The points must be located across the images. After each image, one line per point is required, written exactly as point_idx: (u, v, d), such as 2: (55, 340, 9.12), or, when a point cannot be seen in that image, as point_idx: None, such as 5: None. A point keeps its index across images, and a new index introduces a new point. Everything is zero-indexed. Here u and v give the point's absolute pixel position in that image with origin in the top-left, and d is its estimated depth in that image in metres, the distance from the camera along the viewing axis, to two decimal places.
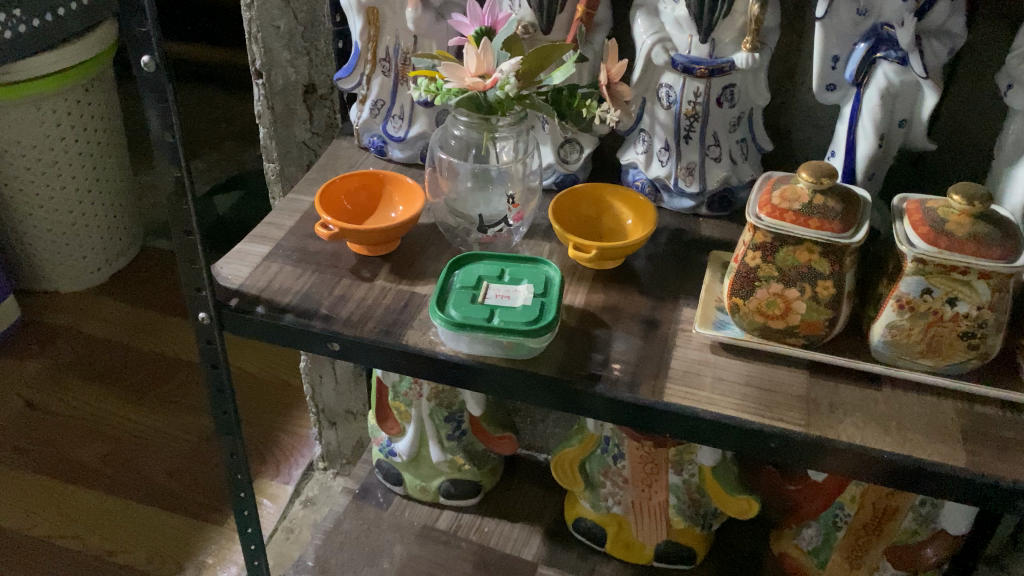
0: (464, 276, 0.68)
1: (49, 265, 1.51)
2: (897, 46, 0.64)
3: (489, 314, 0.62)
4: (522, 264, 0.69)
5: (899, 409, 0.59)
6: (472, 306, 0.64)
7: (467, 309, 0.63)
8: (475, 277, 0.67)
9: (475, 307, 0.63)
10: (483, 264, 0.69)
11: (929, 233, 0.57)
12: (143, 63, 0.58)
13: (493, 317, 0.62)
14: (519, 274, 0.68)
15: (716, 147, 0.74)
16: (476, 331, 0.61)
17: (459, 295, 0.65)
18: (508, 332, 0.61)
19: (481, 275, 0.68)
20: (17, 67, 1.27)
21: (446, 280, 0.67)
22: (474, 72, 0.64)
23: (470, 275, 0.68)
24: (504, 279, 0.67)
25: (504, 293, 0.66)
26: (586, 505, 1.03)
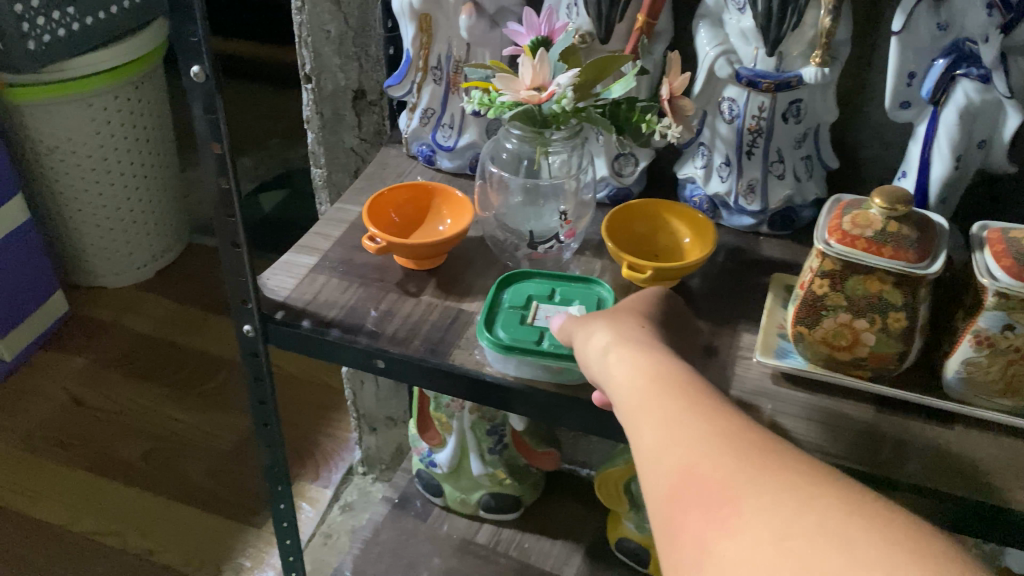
0: (514, 294, 0.66)
1: (96, 261, 1.52)
2: (979, 63, 0.61)
3: (538, 338, 0.61)
4: (574, 284, 0.68)
5: (974, 450, 0.56)
6: (521, 327, 0.62)
7: (515, 330, 0.62)
8: (525, 296, 0.66)
9: (524, 329, 0.62)
10: (533, 282, 0.67)
11: (1013, 265, 0.53)
12: (193, 73, 0.57)
13: (543, 341, 0.61)
14: (571, 295, 0.66)
15: (780, 164, 0.71)
16: (526, 355, 0.60)
17: (508, 316, 0.63)
18: (560, 357, 0.59)
19: (532, 294, 0.66)
20: (70, 64, 1.27)
21: (495, 298, 0.66)
22: (529, 84, 0.61)
23: (520, 294, 0.66)
24: (555, 299, 0.66)
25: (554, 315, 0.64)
26: (629, 525, 1.00)
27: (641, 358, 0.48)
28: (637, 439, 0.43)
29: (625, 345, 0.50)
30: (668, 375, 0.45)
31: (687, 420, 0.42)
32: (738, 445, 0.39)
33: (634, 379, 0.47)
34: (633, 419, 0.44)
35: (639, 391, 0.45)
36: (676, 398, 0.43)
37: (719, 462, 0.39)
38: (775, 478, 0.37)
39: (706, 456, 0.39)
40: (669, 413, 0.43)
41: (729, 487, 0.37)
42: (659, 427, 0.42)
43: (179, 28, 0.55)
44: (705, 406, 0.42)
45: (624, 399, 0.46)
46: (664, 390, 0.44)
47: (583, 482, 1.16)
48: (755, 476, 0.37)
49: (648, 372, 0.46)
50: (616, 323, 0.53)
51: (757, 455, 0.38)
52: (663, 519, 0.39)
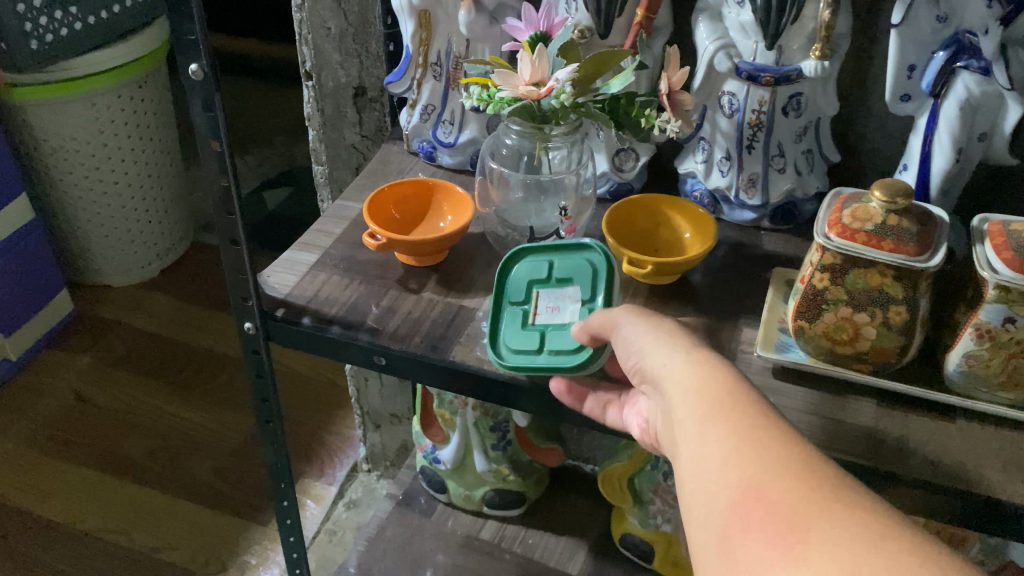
0: (512, 288, 0.66)
1: (101, 260, 1.52)
2: (979, 55, 0.60)
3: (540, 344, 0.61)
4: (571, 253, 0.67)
5: (975, 444, 0.55)
6: (523, 333, 0.62)
7: (517, 338, 0.62)
8: (522, 287, 0.66)
9: (526, 335, 0.62)
10: (528, 263, 0.67)
11: (1014, 258, 0.53)
12: (191, 71, 0.57)
13: (544, 347, 0.61)
14: (567, 272, 0.66)
15: (780, 158, 0.70)
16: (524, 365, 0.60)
17: (508, 319, 0.63)
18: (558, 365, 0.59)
19: (530, 285, 0.66)
20: (73, 63, 1.28)
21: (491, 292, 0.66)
22: (528, 80, 0.61)
23: (517, 286, 0.66)
24: (551, 281, 0.65)
25: (553, 308, 0.64)
26: (633, 521, 1.00)
27: (696, 365, 0.47)
28: (693, 451, 0.43)
29: (680, 346, 0.49)
30: (727, 384, 0.44)
31: (750, 439, 0.41)
32: (802, 469, 0.39)
33: (689, 387, 0.46)
34: (689, 431, 0.44)
35: (696, 401, 0.45)
36: (735, 413, 0.42)
37: (783, 486, 0.38)
38: (839, 506, 0.36)
39: (772, 480, 0.39)
40: (730, 429, 0.42)
41: (794, 513, 0.37)
42: (719, 442, 0.42)
43: (177, 26, 0.55)
44: (767, 424, 0.42)
45: (679, 407, 0.45)
46: (720, 403, 0.44)
47: (587, 477, 1.16)
48: (820, 502, 0.37)
49: (705, 379, 0.45)
50: (667, 320, 0.52)
51: (825, 484, 0.38)
52: (721, 540, 0.38)
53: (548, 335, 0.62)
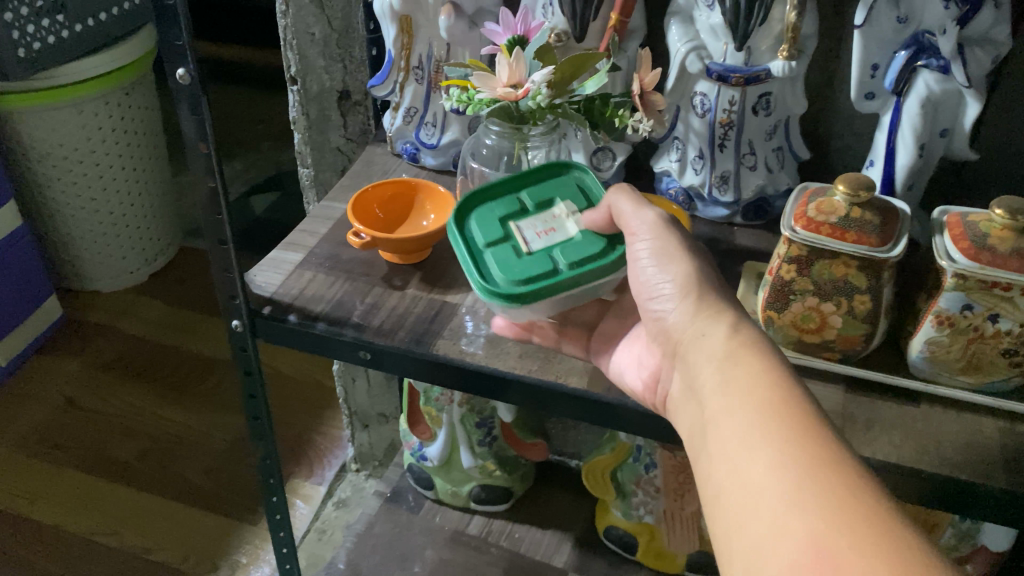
0: (482, 229, 0.62)
1: (90, 266, 1.53)
2: (938, 55, 0.63)
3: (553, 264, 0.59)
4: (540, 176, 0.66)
5: (938, 427, 0.58)
6: (522, 263, 0.60)
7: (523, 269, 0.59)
8: (498, 223, 0.63)
9: (528, 262, 0.60)
10: (498, 202, 0.64)
11: (970, 248, 0.56)
12: (179, 75, 0.59)
13: (557, 266, 0.59)
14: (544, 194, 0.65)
15: (751, 156, 0.73)
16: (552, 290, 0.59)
17: (499, 255, 0.60)
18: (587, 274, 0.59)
19: (494, 222, 0.63)
20: (62, 70, 1.29)
21: (475, 239, 0.62)
22: (506, 82, 0.63)
23: (486, 223, 0.63)
24: (529, 208, 0.64)
25: (534, 231, 0.62)
26: (617, 513, 1.02)
27: (758, 388, 0.47)
28: (739, 452, 0.45)
29: (736, 359, 0.49)
30: (791, 413, 0.44)
31: (797, 453, 0.43)
32: (849, 491, 0.40)
33: (742, 393, 0.47)
34: (739, 430, 0.46)
35: (749, 403, 0.46)
36: (789, 421, 0.44)
37: (828, 501, 0.40)
38: (885, 534, 0.38)
39: (814, 497, 0.41)
40: (781, 436, 0.44)
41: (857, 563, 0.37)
42: (767, 451, 0.44)
43: (165, 32, 0.57)
44: (818, 437, 0.43)
45: (729, 406, 0.47)
46: (784, 434, 0.44)
47: (572, 472, 1.18)
48: (863, 528, 0.38)
49: (757, 383, 0.47)
50: (714, 303, 0.53)
51: (894, 534, 0.38)
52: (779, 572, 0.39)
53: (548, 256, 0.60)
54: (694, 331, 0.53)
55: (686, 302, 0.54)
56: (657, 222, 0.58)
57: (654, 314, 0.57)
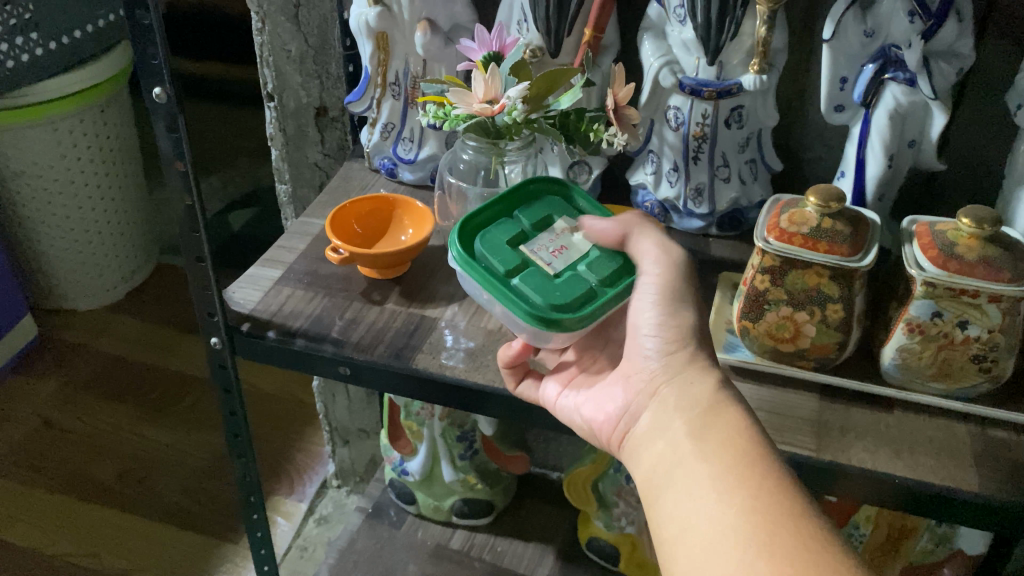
0: (499, 257, 0.60)
1: (66, 285, 1.52)
2: (905, 68, 0.64)
3: (588, 283, 0.59)
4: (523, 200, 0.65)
5: (911, 432, 0.59)
6: (558, 286, 0.58)
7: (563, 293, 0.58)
8: (509, 252, 0.60)
9: (564, 285, 0.59)
10: (497, 231, 0.62)
11: (938, 256, 0.58)
12: (155, 94, 0.59)
13: (591, 284, 0.59)
14: (536, 215, 0.64)
15: (725, 168, 0.74)
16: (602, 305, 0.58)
17: (532, 282, 0.59)
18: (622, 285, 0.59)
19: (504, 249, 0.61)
20: (36, 88, 1.29)
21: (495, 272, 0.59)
22: (482, 98, 0.64)
23: (498, 251, 0.60)
24: (529, 232, 0.62)
25: (549, 253, 0.61)
26: (599, 524, 1.02)
27: (729, 445, 0.48)
28: (706, 499, 0.46)
29: (710, 414, 0.50)
30: (757, 473, 0.46)
31: (764, 505, 0.44)
32: (812, 544, 0.42)
33: (715, 449, 0.48)
34: (709, 478, 0.47)
35: (723, 456, 0.48)
36: (761, 476, 0.46)
37: (793, 554, 0.41)
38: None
39: (780, 548, 0.42)
40: (752, 489, 0.45)
41: None
42: (734, 501, 0.45)
43: (140, 51, 0.58)
44: (783, 487, 0.45)
45: (703, 456, 0.48)
46: (747, 491, 0.45)
47: (553, 484, 1.18)
48: None
49: (735, 438, 0.48)
50: (705, 361, 0.54)
51: None
52: None
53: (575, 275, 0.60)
54: (680, 382, 0.53)
55: (680, 353, 0.54)
56: (671, 258, 0.57)
57: (639, 355, 0.56)
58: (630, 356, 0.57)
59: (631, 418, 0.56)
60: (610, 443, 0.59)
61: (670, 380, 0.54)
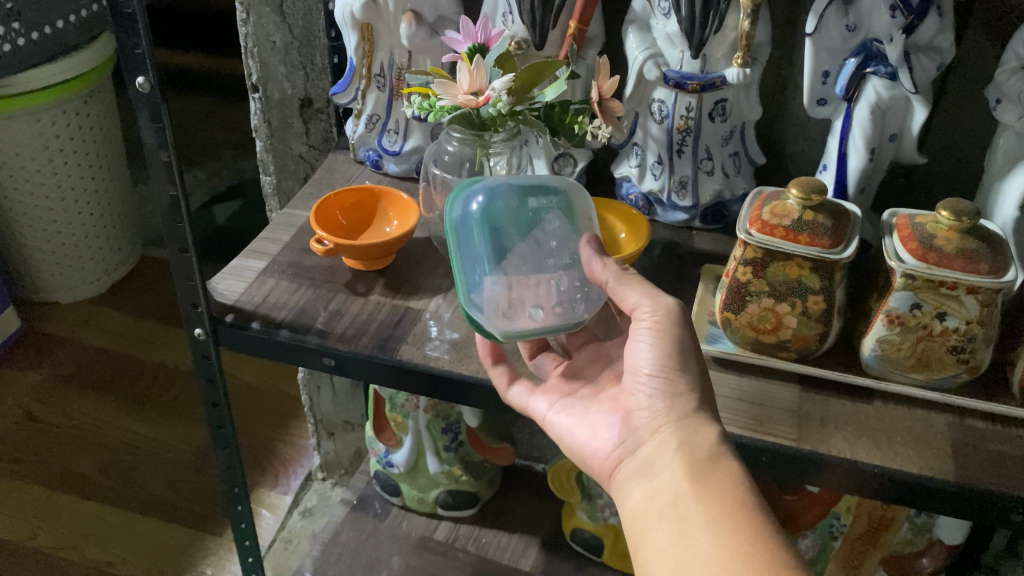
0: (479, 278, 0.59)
1: (49, 277, 1.51)
2: (886, 62, 0.65)
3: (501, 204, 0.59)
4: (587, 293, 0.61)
5: (890, 423, 0.59)
6: None
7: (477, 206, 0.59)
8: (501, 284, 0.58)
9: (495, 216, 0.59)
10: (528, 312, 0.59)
11: (918, 249, 0.58)
12: (138, 84, 0.59)
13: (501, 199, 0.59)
14: None
15: (708, 161, 0.74)
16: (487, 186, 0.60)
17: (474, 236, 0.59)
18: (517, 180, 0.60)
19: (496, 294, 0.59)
20: (16, 80, 1.27)
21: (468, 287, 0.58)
22: (467, 89, 0.63)
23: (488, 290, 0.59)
24: None
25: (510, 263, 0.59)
26: (583, 516, 1.04)
27: (722, 499, 0.49)
28: (700, 543, 0.47)
29: (703, 463, 0.51)
30: (752, 530, 0.47)
31: (758, 554, 0.45)
32: None
33: (710, 498, 0.49)
34: (704, 523, 0.48)
35: (720, 503, 0.49)
36: (756, 530, 0.47)
37: None
38: None
39: None
40: (747, 540, 0.46)
41: None
42: (730, 547, 0.46)
43: (123, 40, 0.57)
44: (774, 543, 0.46)
45: (699, 500, 0.49)
46: (739, 547, 0.46)
47: (537, 476, 1.19)
48: None
49: (732, 490, 0.49)
50: (709, 413, 0.54)
51: None
52: None
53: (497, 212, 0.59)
54: (684, 426, 0.53)
55: (685, 400, 0.54)
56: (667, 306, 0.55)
57: (643, 395, 0.56)
58: (631, 394, 0.57)
59: (625, 451, 0.56)
60: (600, 473, 0.58)
61: (673, 422, 0.54)
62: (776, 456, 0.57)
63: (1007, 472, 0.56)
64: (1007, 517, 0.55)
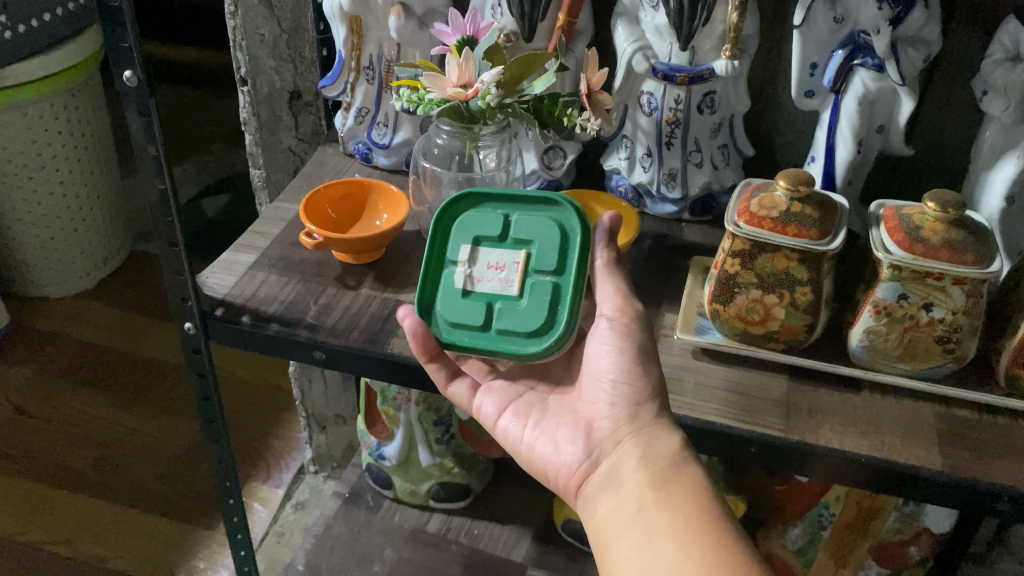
0: (533, 289, 0.59)
1: (38, 272, 1.50)
2: (873, 54, 0.65)
3: (500, 217, 0.62)
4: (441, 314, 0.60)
5: (877, 413, 0.60)
6: (524, 233, 0.61)
7: (537, 221, 0.61)
8: (527, 294, 0.59)
9: (525, 231, 0.61)
10: (507, 322, 0.58)
11: (904, 240, 0.59)
12: (126, 78, 0.59)
13: (505, 215, 0.62)
14: (463, 304, 0.60)
15: (697, 153, 0.74)
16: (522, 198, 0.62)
17: (540, 250, 0.60)
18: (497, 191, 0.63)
19: (512, 303, 0.59)
20: (3, 73, 1.26)
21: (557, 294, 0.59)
22: (456, 82, 0.63)
23: (531, 301, 0.59)
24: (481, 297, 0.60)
25: (483, 275, 0.60)
26: (574, 507, 1.04)
27: (684, 507, 0.49)
28: (665, 551, 0.47)
29: (663, 473, 0.52)
30: (715, 537, 0.47)
31: (724, 561, 0.45)
32: None
33: (674, 507, 0.49)
34: (669, 529, 0.48)
35: (684, 510, 0.49)
36: (722, 533, 0.47)
37: None
38: None
39: None
40: (712, 544, 0.46)
41: None
42: (695, 554, 0.46)
43: (110, 33, 0.57)
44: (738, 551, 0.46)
45: (663, 507, 0.50)
46: (703, 555, 0.46)
47: None
48: None
49: (694, 497, 0.50)
50: (669, 418, 0.55)
51: None
52: None
53: (506, 228, 0.62)
54: (647, 434, 0.54)
55: (647, 408, 0.55)
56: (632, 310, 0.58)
57: (603, 404, 0.57)
58: (592, 403, 0.58)
59: (591, 464, 0.56)
60: (566, 488, 0.57)
61: (636, 430, 0.54)
62: (764, 447, 0.58)
63: (992, 462, 0.56)
64: (992, 507, 0.55)
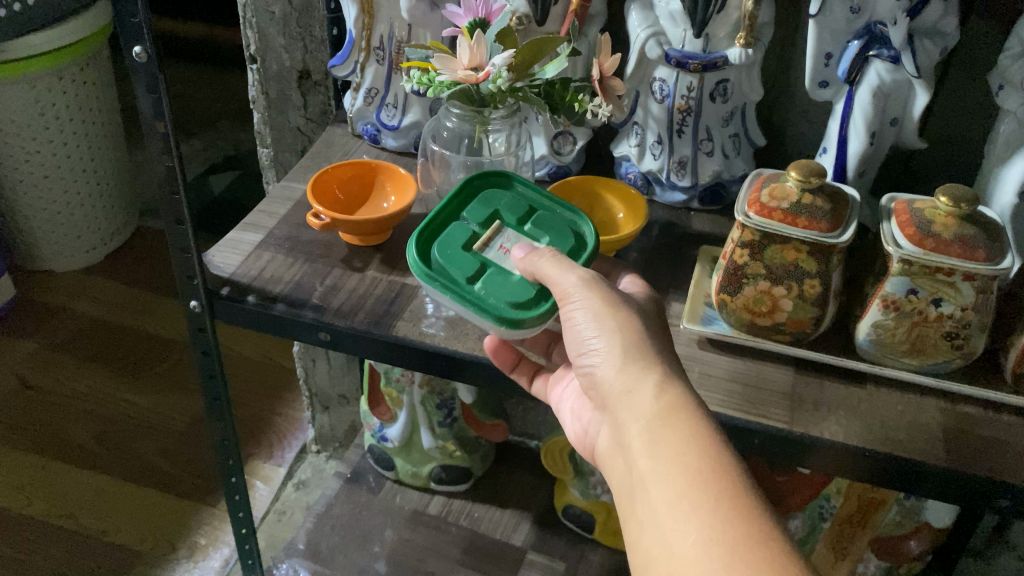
0: (539, 221, 0.64)
1: (45, 245, 1.51)
2: (889, 45, 0.64)
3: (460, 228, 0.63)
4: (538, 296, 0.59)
5: (882, 408, 0.60)
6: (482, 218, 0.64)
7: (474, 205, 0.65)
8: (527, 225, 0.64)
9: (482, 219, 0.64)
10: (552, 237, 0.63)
11: (915, 234, 0.58)
12: (135, 53, 0.59)
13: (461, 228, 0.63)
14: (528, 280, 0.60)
15: (709, 142, 0.74)
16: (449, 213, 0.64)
17: (505, 205, 0.65)
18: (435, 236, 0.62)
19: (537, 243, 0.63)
20: (12, 46, 1.25)
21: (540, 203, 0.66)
22: (467, 64, 0.63)
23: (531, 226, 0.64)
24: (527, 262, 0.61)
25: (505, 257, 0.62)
26: (574, 492, 1.04)
27: (679, 466, 0.46)
28: (664, 521, 0.45)
29: (648, 427, 0.49)
30: (710, 499, 0.44)
31: (722, 529, 0.42)
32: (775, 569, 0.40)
33: (666, 466, 0.46)
34: (665, 505, 0.45)
35: (674, 470, 0.46)
36: (717, 498, 0.44)
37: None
38: None
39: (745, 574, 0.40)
40: (709, 518, 0.43)
41: None
42: (694, 523, 0.43)
43: (120, 9, 0.57)
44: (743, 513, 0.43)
45: (656, 469, 0.47)
46: (702, 520, 0.43)
47: (532, 454, 1.19)
48: None
49: (685, 449, 0.46)
50: (638, 362, 0.51)
51: None
52: None
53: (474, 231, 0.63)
54: (621, 389, 0.51)
55: (615, 357, 0.52)
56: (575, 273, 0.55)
57: (586, 367, 0.55)
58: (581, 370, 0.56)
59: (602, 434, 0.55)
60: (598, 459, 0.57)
61: (612, 386, 0.52)
62: (768, 438, 0.58)
63: (996, 460, 0.56)
64: (996, 504, 0.55)
